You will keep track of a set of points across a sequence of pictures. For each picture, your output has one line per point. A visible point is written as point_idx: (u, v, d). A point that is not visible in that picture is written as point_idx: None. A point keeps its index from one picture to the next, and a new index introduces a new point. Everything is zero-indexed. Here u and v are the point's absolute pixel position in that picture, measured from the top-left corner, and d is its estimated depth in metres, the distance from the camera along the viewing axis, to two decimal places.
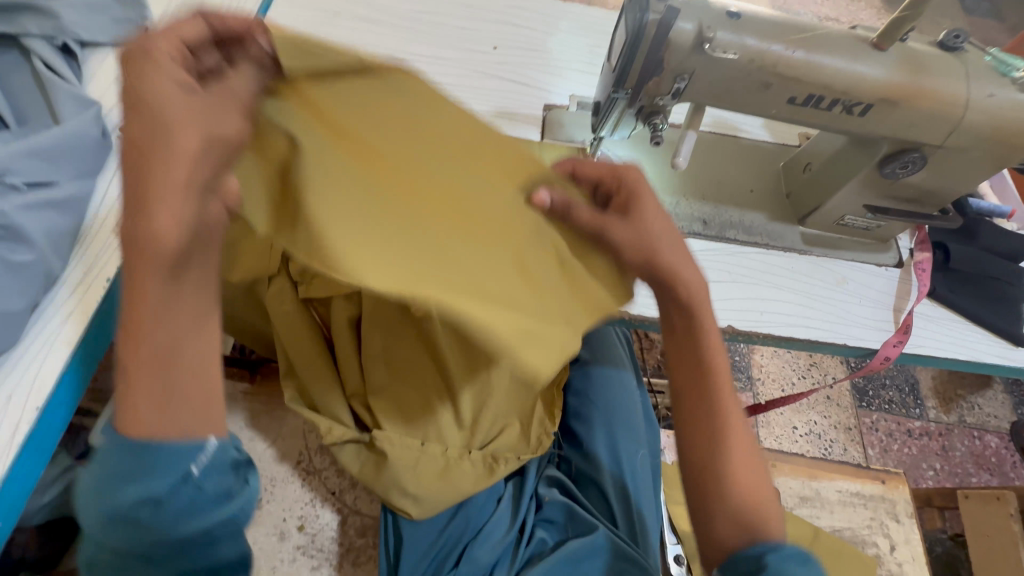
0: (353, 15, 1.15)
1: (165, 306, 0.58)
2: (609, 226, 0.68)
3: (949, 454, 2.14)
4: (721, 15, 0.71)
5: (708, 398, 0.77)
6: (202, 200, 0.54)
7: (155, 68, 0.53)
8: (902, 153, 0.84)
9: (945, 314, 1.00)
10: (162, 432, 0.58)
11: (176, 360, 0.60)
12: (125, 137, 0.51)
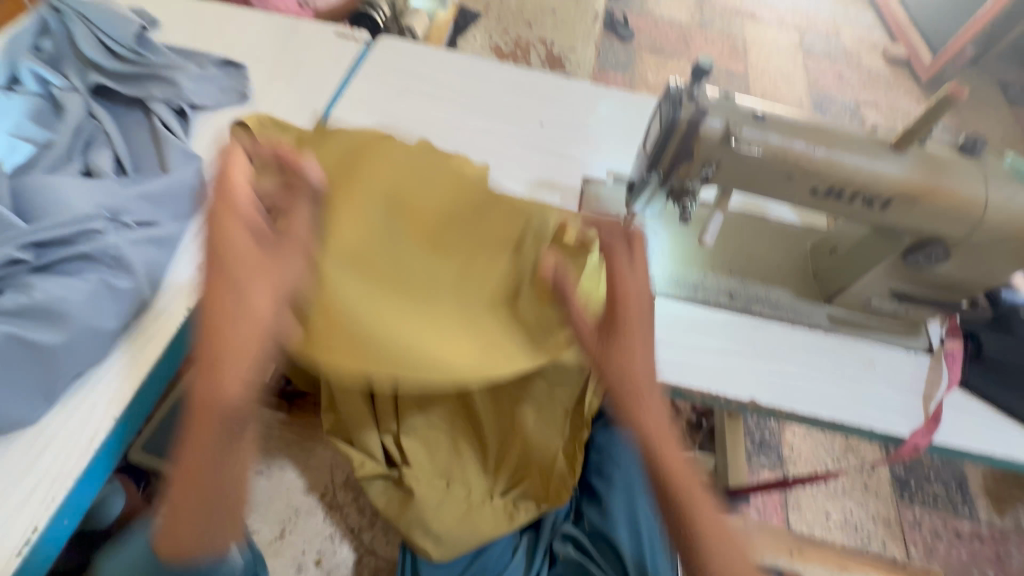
0: (420, 91, 1.31)
1: (216, 462, 0.74)
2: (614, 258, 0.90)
3: (1005, 564, 1.96)
4: (748, 115, 0.80)
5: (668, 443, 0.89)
6: (256, 371, 0.77)
7: (237, 223, 0.83)
8: (925, 245, 0.88)
9: (979, 407, 0.98)
10: (195, 555, 0.78)
11: (214, 412, 0.73)
12: (206, 324, 0.77)
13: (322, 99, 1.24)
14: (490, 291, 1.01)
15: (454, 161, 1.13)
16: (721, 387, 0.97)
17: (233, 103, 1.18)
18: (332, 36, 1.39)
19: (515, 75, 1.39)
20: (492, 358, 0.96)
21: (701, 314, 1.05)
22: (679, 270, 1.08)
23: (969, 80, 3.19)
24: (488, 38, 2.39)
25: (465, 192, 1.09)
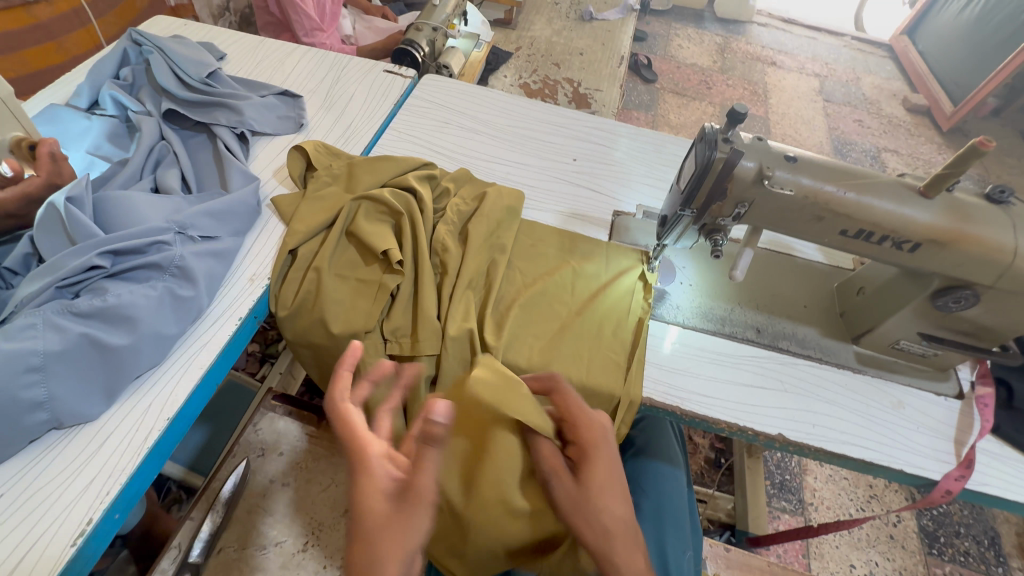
0: (461, 125, 1.39)
1: None
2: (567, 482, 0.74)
3: None
4: (780, 158, 0.84)
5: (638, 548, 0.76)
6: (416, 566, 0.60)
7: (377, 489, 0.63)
8: (953, 289, 0.89)
9: (1012, 454, 0.97)
10: None
11: None
12: None
13: (370, 129, 1.33)
14: (525, 315, 1.04)
15: (491, 190, 1.19)
16: (748, 420, 0.97)
17: (289, 131, 1.27)
18: (381, 72, 1.49)
19: (550, 112, 1.47)
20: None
21: (728, 348, 1.07)
22: (705, 304, 1.11)
23: (992, 130, 3.22)
24: (518, 76, 2.51)
25: (501, 220, 1.14)
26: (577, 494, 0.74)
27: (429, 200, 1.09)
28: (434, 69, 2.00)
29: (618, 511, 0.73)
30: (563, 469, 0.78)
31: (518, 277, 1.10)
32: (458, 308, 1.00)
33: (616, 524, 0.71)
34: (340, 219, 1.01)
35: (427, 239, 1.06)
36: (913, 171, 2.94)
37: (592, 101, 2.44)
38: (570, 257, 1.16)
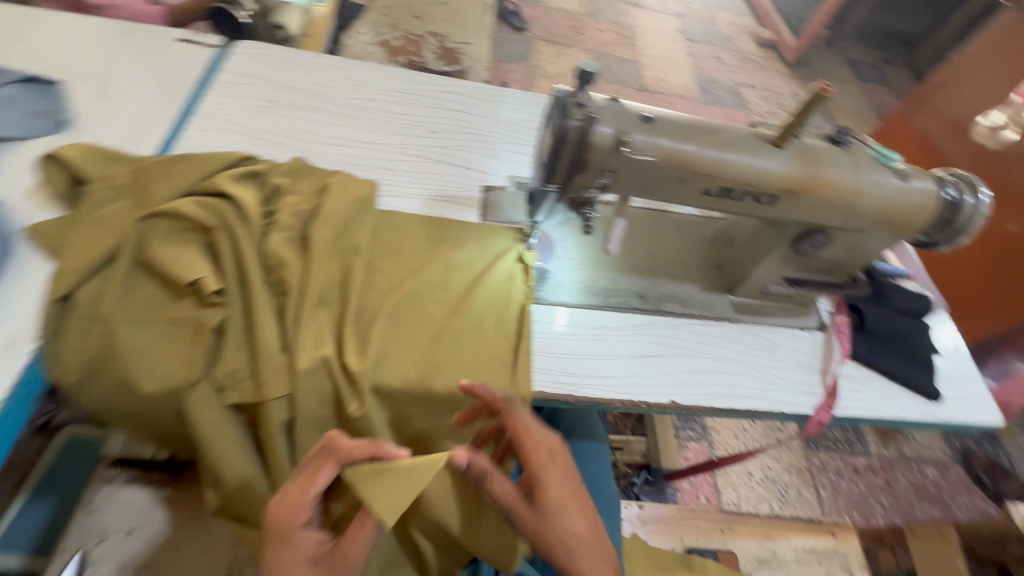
0: (289, 102, 1.16)
1: None
2: (516, 507, 0.77)
3: (893, 488, 2.20)
4: (636, 120, 0.77)
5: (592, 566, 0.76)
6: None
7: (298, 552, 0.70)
8: (809, 234, 0.92)
9: (867, 374, 1.06)
10: None
11: None
12: None
13: (166, 118, 1.06)
14: (395, 324, 0.91)
15: (335, 180, 1.01)
16: (641, 394, 0.95)
17: (46, 131, 0.97)
18: (174, 42, 1.19)
19: (398, 78, 1.28)
20: (404, 399, 0.86)
21: (616, 321, 1.03)
22: (588, 277, 1.06)
23: (827, 59, 3.53)
24: (376, 32, 2.22)
25: (352, 216, 0.97)
26: (538, 519, 0.76)
27: (251, 205, 0.88)
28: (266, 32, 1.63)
29: (585, 520, 0.78)
30: (523, 503, 0.78)
31: (381, 281, 0.95)
32: (308, 332, 0.84)
33: (584, 525, 0.77)
34: (128, 247, 0.78)
35: (255, 254, 0.86)
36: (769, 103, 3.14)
37: (459, 57, 2.23)
38: (439, 247, 1.02)
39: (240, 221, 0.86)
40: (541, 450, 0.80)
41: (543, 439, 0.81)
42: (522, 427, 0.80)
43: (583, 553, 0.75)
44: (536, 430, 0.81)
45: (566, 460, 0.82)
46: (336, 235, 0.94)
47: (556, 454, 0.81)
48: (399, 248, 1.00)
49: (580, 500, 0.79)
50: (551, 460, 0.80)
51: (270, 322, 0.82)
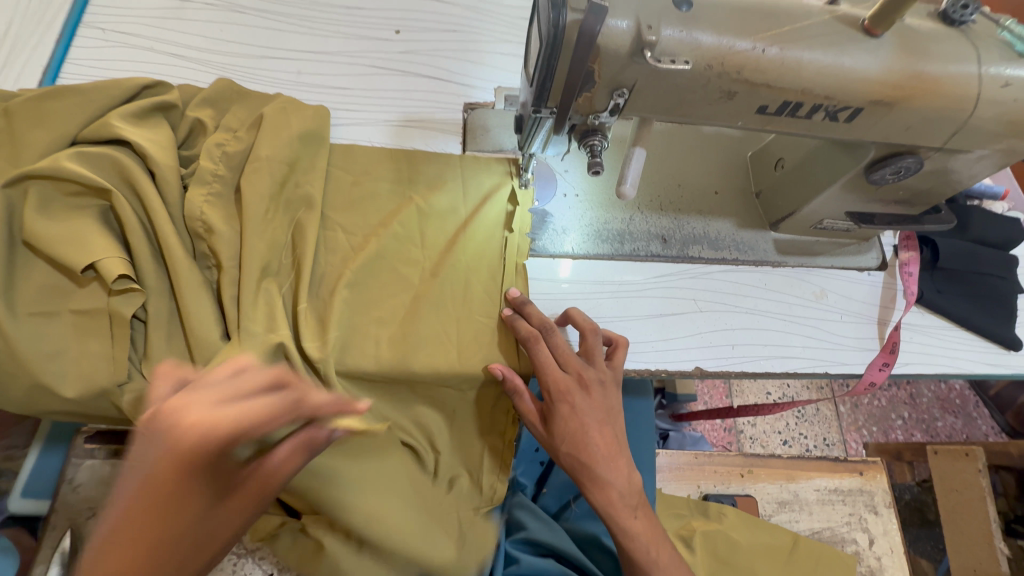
0: (206, 1, 0.89)
1: None
2: (535, 426, 0.72)
3: (918, 402, 1.95)
4: (664, 6, 0.52)
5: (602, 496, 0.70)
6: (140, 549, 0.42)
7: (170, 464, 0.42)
8: (894, 158, 0.68)
9: (933, 322, 0.89)
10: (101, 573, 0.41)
11: None
12: None
13: (47, 35, 0.83)
14: (363, 294, 0.75)
15: (271, 108, 0.79)
16: (660, 362, 0.80)
17: None
18: None
19: None
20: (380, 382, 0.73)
21: (629, 273, 0.85)
22: (598, 219, 0.86)
23: None
24: None
25: (297, 158, 0.77)
26: (550, 440, 0.71)
27: (159, 154, 0.69)
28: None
29: (606, 442, 0.70)
30: (540, 425, 0.72)
31: (341, 241, 0.78)
32: (255, 313, 0.69)
33: (603, 447, 0.70)
34: (3, 223, 0.61)
35: (175, 218, 0.68)
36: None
37: None
38: (412, 189, 0.83)
39: (146, 177, 0.67)
40: (561, 379, 0.71)
41: (568, 367, 0.72)
42: (567, 355, 0.72)
43: (598, 470, 0.69)
44: (564, 357, 0.72)
45: (596, 389, 0.72)
46: (280, 186, 0.75)
47: (583, 384, 0.71)
48: (363, 196, 0.81)
49: (602, 424, 0.70)
50: (576, 389, 0.71)
51: (203, 305, 0.66)
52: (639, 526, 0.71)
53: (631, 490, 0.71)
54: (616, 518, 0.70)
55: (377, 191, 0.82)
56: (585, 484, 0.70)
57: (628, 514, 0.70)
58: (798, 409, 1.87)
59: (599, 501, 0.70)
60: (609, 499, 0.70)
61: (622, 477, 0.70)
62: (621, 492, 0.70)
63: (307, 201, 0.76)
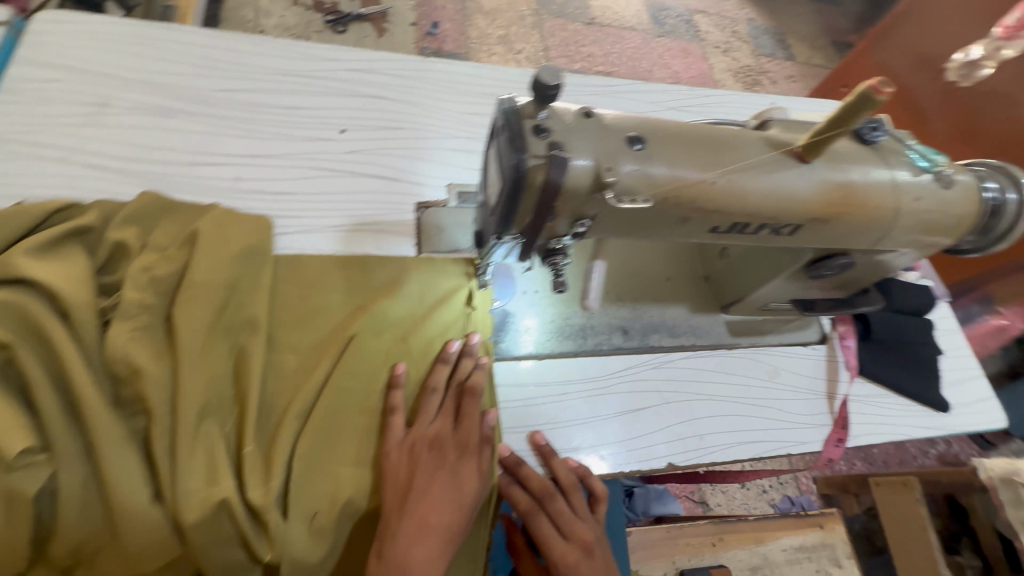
0: (130, 107, 0.84)
1: None
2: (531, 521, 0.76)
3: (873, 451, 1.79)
4: (619, 146, 0.54)
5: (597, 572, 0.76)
6: None
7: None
8: (829, 259, 0.76)
9: (873, 391, 0.95)
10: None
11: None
12: None
13: None
14: (318, 433, 0.68)
15: (205, 221, 0.71)
16: (633, 463, 0.80)
17: None
18: None
19: (283, 54, 0.95)
20: (334, 547, 0.65)
21: (593, 369, 0.85)
22: (560, 316, 0.86)
23: None
24: None
25: (238, 277, 0.70)
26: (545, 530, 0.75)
27: (72, 291, 0.60)
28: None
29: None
30: (534, 518, 0.75)
31: (292, 363, 0.72)
32: (195, 466, 0.60)
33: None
34: None
35: (94, 360, 0.60)
36: (722, 28, 2.49)
37: None
38: (364, 296, 0.79)
39: (54, 317, 0.59)
40: (568, 550, 0.75)
41: (575, 535, 0.76)
42: (575, 524, 0.76)
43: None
44: (567, 526, 0.76)
45: (597, 549, 0.77)
46: (221, 307, 0.67)
47: (587, 548, 0.76)
48: (308, 312, 0.75)
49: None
50: (582, 556, 0.75)
51: (122, 466, 0.57)
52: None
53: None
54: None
55: (324, 302, 0.77)
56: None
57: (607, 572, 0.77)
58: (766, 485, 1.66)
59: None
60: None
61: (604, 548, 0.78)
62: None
63: (250, 324, 0.69)
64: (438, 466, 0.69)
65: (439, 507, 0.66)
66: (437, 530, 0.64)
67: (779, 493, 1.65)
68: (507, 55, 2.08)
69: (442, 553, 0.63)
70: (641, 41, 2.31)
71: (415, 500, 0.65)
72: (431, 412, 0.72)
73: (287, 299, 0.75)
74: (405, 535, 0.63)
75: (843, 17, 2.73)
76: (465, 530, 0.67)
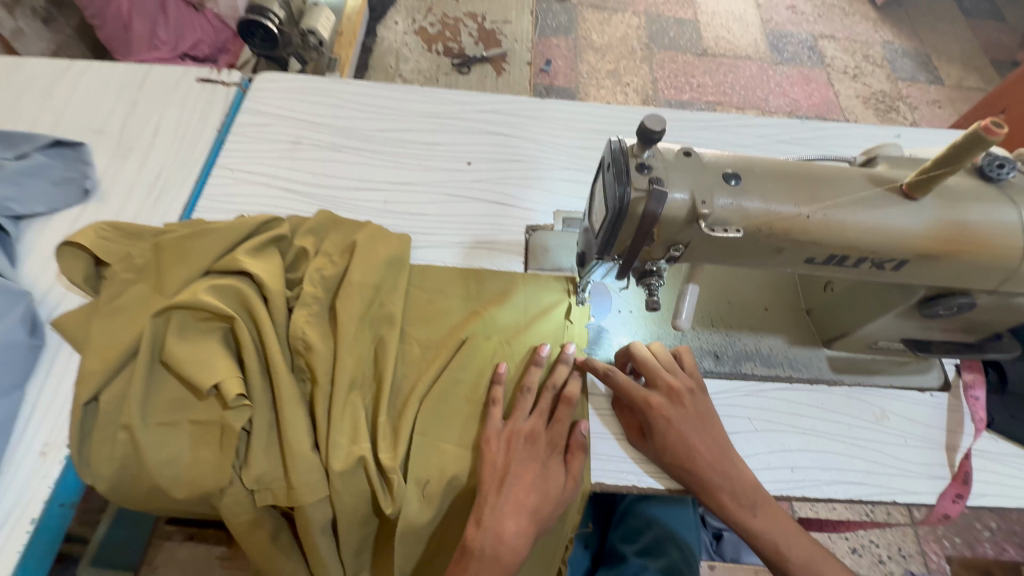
0: (313, 143, 1.07)
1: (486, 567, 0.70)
2: (618, 383, 0.82)
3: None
4: (715, 181, 0.61)
5: (698, 432, 0.79)
6: None
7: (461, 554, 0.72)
8: (947, 297, 0.73)
9: (1009, 449, 0.86)
10: (508, 545, 0.71)
11: (503, 559, 0.70)
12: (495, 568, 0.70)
13: (189, 174, 1.02)
14: (435, 415, 0.81)
15: (363, 235, 0.90)
16: None
17: (73, 200, 0.97)
18: (195, 82, 1.12)
19: (426, 99, 1.15)
20: (439, 510, 0.77)
21: None
22: (653, 335, 0.91)
23: None
24: (411, 19, 2.12)
25: (382, 281, 0.87)
26: (633, 389, 0.82)
27: (272, 282, 0.80)
28: (300, 40, 1.35)
29: (708, 447, 0.78)
30: (621, 379, 0.82)
31: (417, 353, 0.86)
32: (342, 426, 0.75)
33: (707, 454, 0.78)
34: (146, 348, 0.72)
35: (281, 336, 0.79)
36: (852, 52, 2.36)
37: (499, 37, 2.11)
38: (478, 303, 0.92)
39: (259, 300, 0.79)
40: (651, 395, 0.81)
41: (659, 383, 0.81)
42: (657, 372, 0.82)
43: (705, 475, 0.77)
44: (649, 375, 0.82)
45: (689, 399, 0.81)
46: (370, 304, 0.84)
47: (675, 396, 0.81)
48: (432, 314, 0.90)
49: (701, 433, 0.79)
50: (668, 402, 0.81)
51: (292, 420, 0.73)
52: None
53: (742, 488, 0.77)
54: (751, 526, 0.76)
55: (445, 306, 0.91)
56: (694, 489, 0.78)
57: (704, 436, 0.79)
58: (881, 558, 1.48)
59: (727, 509, 0.77)
60: (729, 503, 0.77)
61: (699, 408, 0.81)
62: (733, 493, 0.77)
63: (389, 318, 0.85)
64: (532, 458, 0.77)
65: (529, 491, 0.75)
66: (526, 507, 0.74)
67: (900, 566, 1.45)
68: (616, 88, 2.17)
69: (529, 527, 0.73)
70: (758, 68, 2.28)
71: (508, 481, 0.75)
72: (526, 408, 0.81)
73: (417, 301, 0.91)
74: (501, 510, 0.73)
75: (1003, 38, 2.44)
76: (551, 515, 0.75)
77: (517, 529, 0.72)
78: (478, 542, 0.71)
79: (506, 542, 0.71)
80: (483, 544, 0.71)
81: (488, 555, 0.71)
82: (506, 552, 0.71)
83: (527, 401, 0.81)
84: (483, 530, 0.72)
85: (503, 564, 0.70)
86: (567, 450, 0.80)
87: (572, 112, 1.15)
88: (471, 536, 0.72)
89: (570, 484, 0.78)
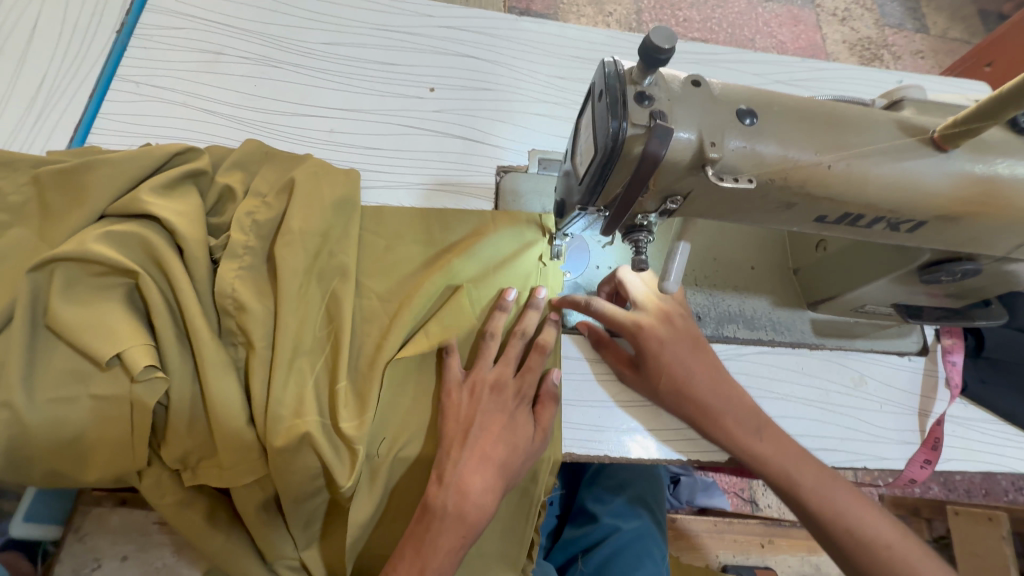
0: (241, 56, 0.89)
1: (453, 518, 0.63)
2: (602, 311, 0.75)
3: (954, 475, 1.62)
4: (727, 119, 0.50)
5: (692, 356, 0.74)
6: (440, 539, 0.62)
7: (426, 509, 0.64)
8: (951, 263, 0.68)
9: (977, 415, 0.86)
10: (474, 501, 0.64)
11: (467, 513, 0.63)
12: (456, 527, 0.63)
13: (83, 89, 0.83)
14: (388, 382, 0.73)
15: (302, 171, 0.75)
16: (691, 451, 0.79)
17: None
18: None
19: (380, 9, 0.96)
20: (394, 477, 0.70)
21: None
22: None
23: None
24: None
25: (328, 227, 0.74)
26: (620, 316, 0.75)
27: (187, 229, 0.66)
28: None
29: (704, 370, 0.73)
30: (605, 307, 0.75)
31: (369, 311, 0.75)
32: (285, 398, 0.65)
33: (703, 377, 0.73)
34: (25, 308, 0.59)
35: (203, 292, 0.66)
36: None
37: None
38: (440, 253, 0.80)
39: (172, 249, 0.65)
40: (640, 319, 0.75)
41: (647, 306, 0.76)
42: (645, 296, 0.76)
43: (705, 399, 0.72)
44: (636, 299, 0.76)
45: (679, 321, 0.76)
46: (315, 256, 0.71)
47: (664, 319, 0.75)
48: (387, 265, 0.78)
49: (695, 356, 0.74)
50: (659, 325, 0.75)
51: (220, 394, 0.63)
52: (873, 522, 0.67)
53: (744, 411, 0.73)
54: (757, 451, 0.71)
55: (402, 258, 0.79)
56: (695, 417, 0.73)
57: (700, 359, 0.74)
58: None
59: (731, 436, 0.72)
60: (732, 427, 0.72)
61: (691, 331, 0.75)
62: (734, 416, 0.72)
63: (336, 271, 0.73)
64: (498, 409, 0.70)
65: (496, 445, 0.68)
66: (492, 463, 0.66)
67: None
68: (597, 16, 1.97)
69: (495, 484, 0.65)
70: (749, 3, 2.11)
71: (472, 433, 0.68)
72: (490, 356, 0.73)
73: (370, 250, 0.79)
74: (465, 463, 0.66)
75: None
76: (521, 469, 0.69)
77: (483, 485, 0.65)
78: (438, 502, 0.64)
79: (471, 497, 0.64)
80: (446, 498, 0.64)
81: (455, 504, 0.64)
82: (471, 508, 0.64)
83: (493, 347, 0.73)
84: (449, 484, 0.65)
85: (469, 521, 0.63)
86: (537, 400, 0.74)
87: (551, 35, 1.00)
88: (433, 494, 0.65)
89: (542, 439, 0.71)
